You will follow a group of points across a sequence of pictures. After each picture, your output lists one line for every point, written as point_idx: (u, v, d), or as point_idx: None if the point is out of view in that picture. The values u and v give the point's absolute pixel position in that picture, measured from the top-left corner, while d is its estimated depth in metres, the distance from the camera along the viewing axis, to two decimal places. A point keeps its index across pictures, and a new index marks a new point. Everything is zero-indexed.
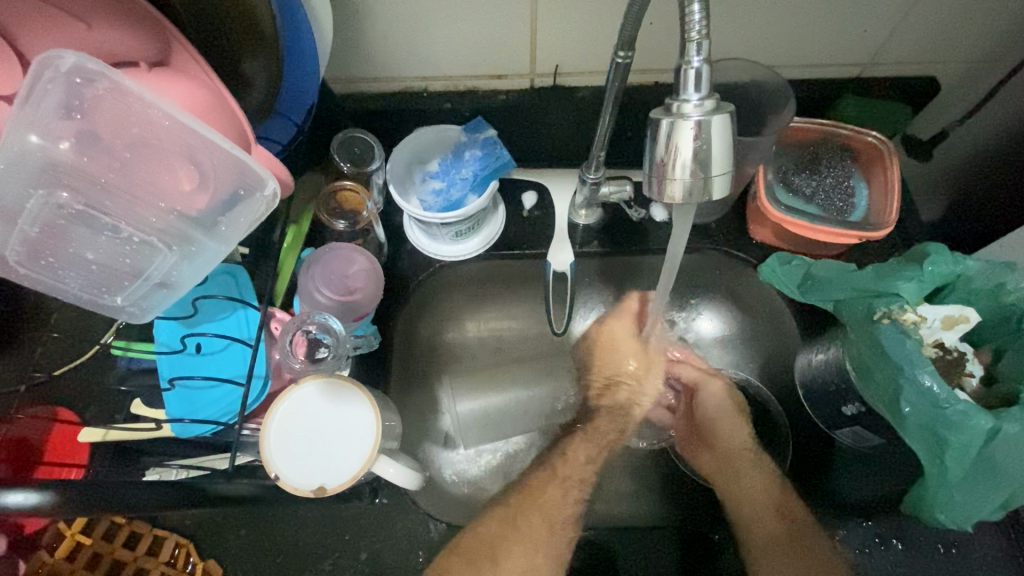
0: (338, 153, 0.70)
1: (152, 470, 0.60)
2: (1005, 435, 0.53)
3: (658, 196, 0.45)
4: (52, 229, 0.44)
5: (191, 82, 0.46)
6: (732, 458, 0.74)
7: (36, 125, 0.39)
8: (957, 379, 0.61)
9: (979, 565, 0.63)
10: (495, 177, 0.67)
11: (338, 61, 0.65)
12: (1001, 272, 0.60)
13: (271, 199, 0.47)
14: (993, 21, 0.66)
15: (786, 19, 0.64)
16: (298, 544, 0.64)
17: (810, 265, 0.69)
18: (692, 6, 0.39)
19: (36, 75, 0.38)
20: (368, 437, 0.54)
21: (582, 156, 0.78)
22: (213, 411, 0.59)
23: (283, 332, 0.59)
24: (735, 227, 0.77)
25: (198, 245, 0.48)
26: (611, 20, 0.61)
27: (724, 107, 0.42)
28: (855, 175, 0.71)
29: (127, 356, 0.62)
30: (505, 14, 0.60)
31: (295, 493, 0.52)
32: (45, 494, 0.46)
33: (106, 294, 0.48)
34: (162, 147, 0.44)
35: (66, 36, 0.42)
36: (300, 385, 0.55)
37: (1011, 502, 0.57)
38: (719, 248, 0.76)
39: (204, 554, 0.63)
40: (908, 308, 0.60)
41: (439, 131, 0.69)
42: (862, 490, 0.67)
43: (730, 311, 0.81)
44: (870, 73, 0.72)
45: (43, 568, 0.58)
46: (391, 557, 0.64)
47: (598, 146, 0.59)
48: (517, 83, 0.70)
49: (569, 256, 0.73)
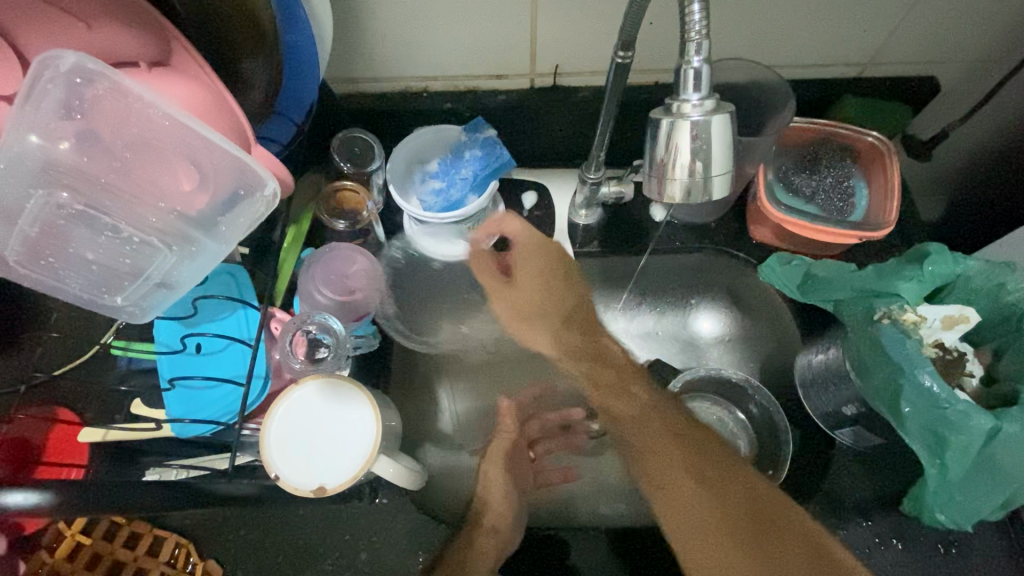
0: (338, 153, 0.69)
1: (152, 470, 0.60)
2: (1006, 435, 0.53)
3: (658, 196, 0.46)
4: (52, 229, 0.43)
5: (191, 82, 0.46)
6: (666, 478, 0.66)
7: (36, 126, 0.39)
8: (957, 378, 0.62)
9: (978, 565, 0.62)
10: (495, 177, 0.67)
11: (338, 61, 0.66)
12: (1001, 272, 0.60)
13: (271, 199, 0.48)
14: (994, 20, 0.65)
15: (786, 19, 0.64)
16: (299, 546, 0.64)
17: (810, 264, 0.69)
18: (692, 7, 0.39)
19: (36, 76, 0.38)
20: (368, 437, 0.54)
21: (583, 156, 0.79)
22: (213, 411, 0.59)
23: (283, 333, 0.59)
24: (734, 227, 0.78)
25: (198, 245, 0.48)
26: (612, 19, 0.61)
27: (724, 107, 0.42)
28: (855, 176, 0.71)
29: (127, 357, 0.63)
30: (506, 14, 0.60)
31: (295, 492, 0.52)
32: (45, 494, 0.46)
33: (106, 294, 0.48)
34: (163, 148, 0.44)
35: (64, 34, 0.42)
36: (300, 385, 0.55)
37: (1011, 501, 0.58)
38: (718, 247, 0.78)
39: (205, 554, 0.63)
40: (908, 308, 0.61)
41: (438, 131, 0.70)
42: (862, 489, 0.67)
43: (730, 312, 0.80)
44: (870, 73, 0.72)
45: (42, 568, 0.57)
46: (391, 556, 0.64)
47: (597, 146, 0.59)
48: (517, 82, 0.70)
49: (568, 257, 0.76)
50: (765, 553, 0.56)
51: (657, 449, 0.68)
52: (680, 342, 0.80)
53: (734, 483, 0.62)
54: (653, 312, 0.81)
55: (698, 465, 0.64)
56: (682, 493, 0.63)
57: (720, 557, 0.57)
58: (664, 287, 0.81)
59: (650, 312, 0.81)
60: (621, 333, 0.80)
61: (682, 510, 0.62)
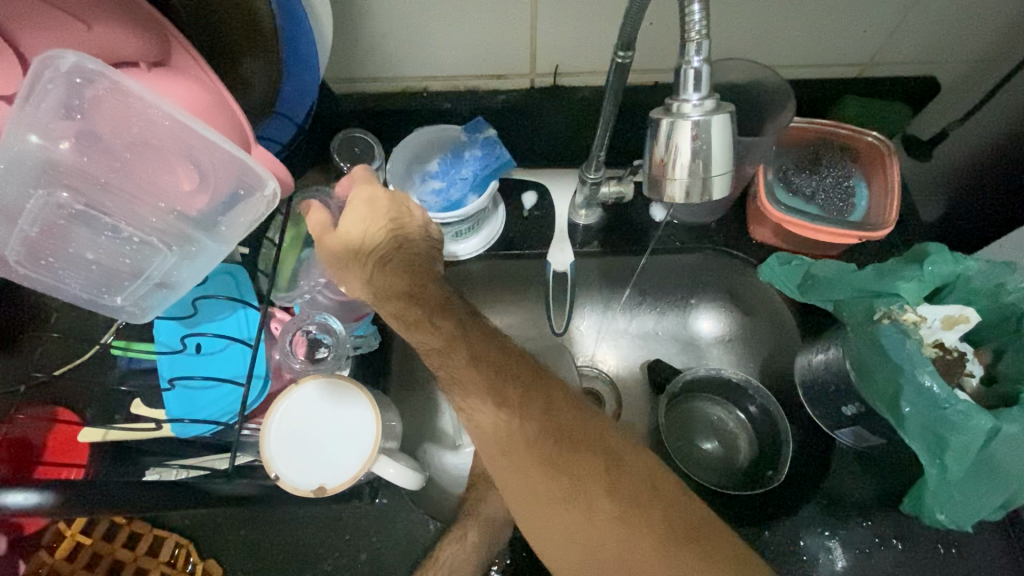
0: (338, 154, 0.68)
1: (153, 470, 0.59)
2: (1006, 435, 0.53)
3: (658, 196, 0.46)
4: (52, 229, 0.43)
5: (191, 83, 0.46)
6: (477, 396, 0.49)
7: (36, 126, 0.39)
8: (958, 379, 0.62)
9: (980, 567, 0.62)
10: (495, 177, 0.67)
11: (339, 61, 0.66)
12: (1001, 272, 0.60)
13: (271, 199, 0.47)
14: (995, 20, 0.65)
15: (787, 17, 0.64)
16: (299, 546, 0.64)
17: (809, 265, 0.69)
18: (692, 6, 0.39)
19: (36, 75, 0.37)
20: (368, 437, 0.54)
21: (582, 156, 0.79)
22: (213, 411, 0.59)
23: (283, 332, 0.60)
24: (735, 227, 0.77)
25: (198, 245, 0.48)
26: (612, 19, 0.61)
27: (724, 107, 0.42)
28: (855, 176, 0.71)
29: (127, 356, 0.63)
30: (506, 14, 0.60)
31: (295, 492, 0.52)
32: (45, 494, 0.46)
33: (106, 294, 0.49)
34: (163, 148, 0.44)
35: (64, 33, 0.42)
36: (300, 385, 0.55)
37: (1012, 502, 0.57)
38: (720, 248, 0.76)
39: (204, 554, 0.63)
40: (908, 308, 0.61)
41: (438, 131, 0.70)
42: (861, 490, 0.67)
43: (729, 312, 0.81)
44: (870, 73, 0.72)
45: (43, 568, 0.58)
46: (391, 557, 0.63)
47: (597, 146, 0.59)
48: (517, 82, 0.70)
49: (569, 256, 0.72)
50: (577, 490, 0.45)
51: (473, 409, 0.49)
52: (680, 341, 0.83)
53: (539, 399, 0.48)
54: (654, 314, 0.83)
55: (494, 397, 0.48)
56: (503, 445, 0.48)
57: (545, 501, 0.46)
58: (665, 291, 0.82)
59: (650, 313, 0.83)
60: (624, 336, 0.83)
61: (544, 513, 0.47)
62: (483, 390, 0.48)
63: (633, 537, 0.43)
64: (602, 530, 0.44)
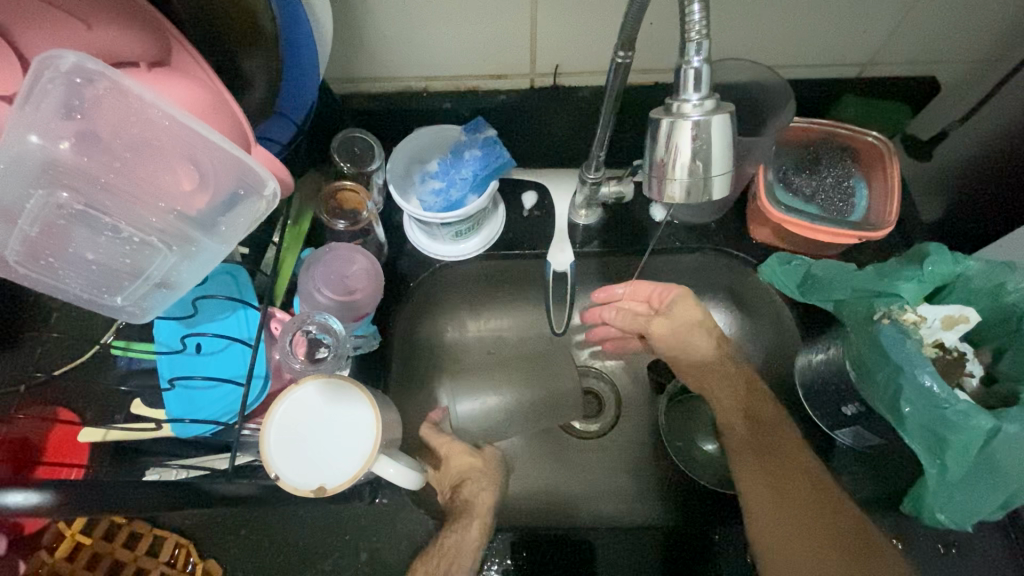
0: (338, 153, 0.69)
1: (152, 470, 0.60)
2: (1006, 435, 0.53)
3: (658, 196, 0.46)
4: (52, 229, 0.43)
5: (192, 82, 0.46)
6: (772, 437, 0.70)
7: (36, 126, 0.39)
8: (958, 379, 0.62)
9: (979, 567, 0.61)
10: (495, 177, 0.67)
11: (338, 61, 0.66)
12: (1001, 272, 0.60)
13: (271, 199, 0.48)
14: (995, 20, 0.65)
15: (788, 17, 0.63)
16: (298, 547, 0.63)
17: (810, 264, 0.69)
18: (692, 6, 0.39)
19: (36, 76, 0.37)
20: (368, 437, 0.54)
21: (583, 156, 0.79)
22: (214, 411, 0.59)
23: (283, 332, 0.59)
24: (735, 227, 0.76)
25: (197, 245, 0.48)
26: (613, 19, 0.61)
27: (724, 107, 0.42)
28: (855, 176, 0.71)
29: (127, 356, 0.63)
30: (505, 13, 0.60)
31: (294, 492, 0.52)
32: (45, 494, 0.46)
33: (106, 294, 0.49)
34: (163, 148, 0.44)
35: (64, 33, 0.42)
36: (300, 385, 0.55)
37: (1011, 501, 0.57)
38: (719, 249, 0.76)
39: (204, 554, 0.63)
40: (908, 308, 0.61)
41: (438, 131, 0.70)
42: (861, 491, 0.68)
43: (732, 311, 0.82)
44: (870, 73, 0.72)
45: (43, 568, 0.58)
46: (391, 557, 0.63)
47: (597, 146, 0.59)
48: (517, 82, 0.70)
49: (569, 256, 0.72)
50: (817, 489, 0.65)
51: (771, 457, 0.68)
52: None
53: (778, 443, 0.70)
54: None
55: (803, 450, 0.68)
56: (775, 474, 0.67)
57: (801, 529, 0.62)
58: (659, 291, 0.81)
59: None
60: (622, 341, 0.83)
61: (766, 505, 0.64)
62: (795, 460, 0.67)
63: (841, 529, 0.61)
64: (843, 525, 0.61)
